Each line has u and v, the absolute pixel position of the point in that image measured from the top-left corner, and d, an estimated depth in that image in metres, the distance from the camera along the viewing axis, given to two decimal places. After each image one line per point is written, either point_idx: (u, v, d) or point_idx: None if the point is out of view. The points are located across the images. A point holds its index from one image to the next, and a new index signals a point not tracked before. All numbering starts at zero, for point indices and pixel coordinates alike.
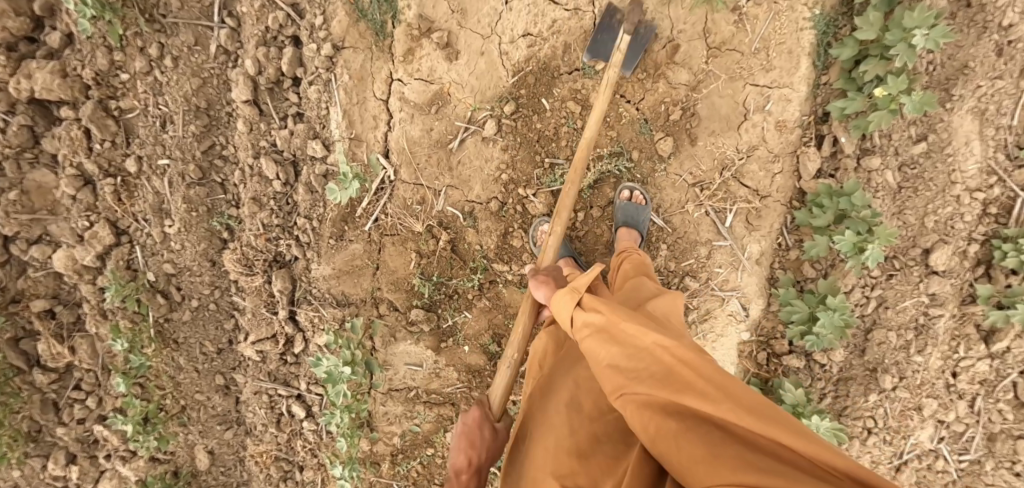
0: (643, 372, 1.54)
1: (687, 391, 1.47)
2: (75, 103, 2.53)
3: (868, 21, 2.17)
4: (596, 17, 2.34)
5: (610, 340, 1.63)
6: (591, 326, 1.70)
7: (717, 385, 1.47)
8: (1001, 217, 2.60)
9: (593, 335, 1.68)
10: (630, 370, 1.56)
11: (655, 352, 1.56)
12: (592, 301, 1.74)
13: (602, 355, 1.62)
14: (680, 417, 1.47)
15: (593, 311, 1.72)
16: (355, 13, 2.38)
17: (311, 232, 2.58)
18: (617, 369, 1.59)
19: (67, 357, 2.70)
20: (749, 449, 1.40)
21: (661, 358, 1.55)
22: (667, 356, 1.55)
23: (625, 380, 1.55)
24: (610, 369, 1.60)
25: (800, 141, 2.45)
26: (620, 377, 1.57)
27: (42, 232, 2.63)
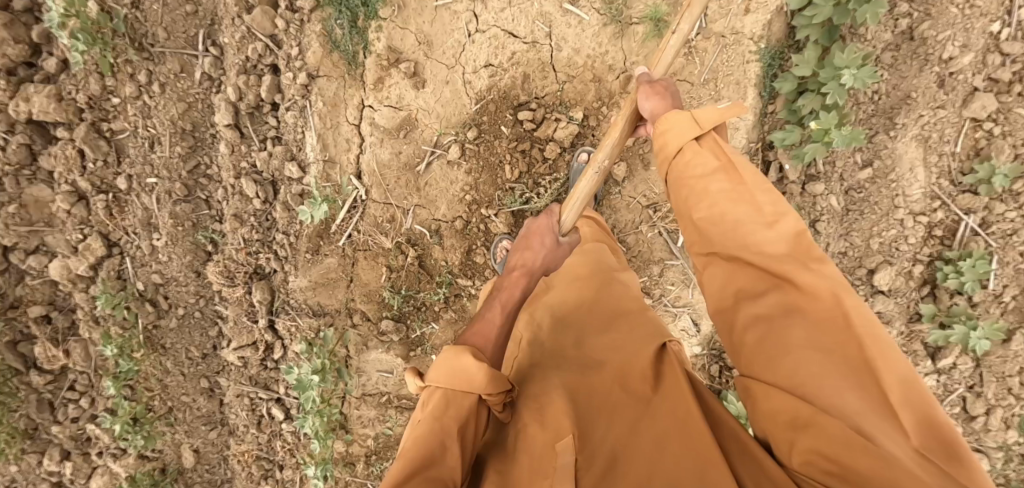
0: (743, 228, 1.58)
1: (793, 266, 1.48)
2: (70, 125, 2.72)
3: (805, 58, 2.33)
4: (553, 50, 2.50)
5: (718, 193, 1.66)
6: (703, 170, 1.72)
7: (826, 280, 1.46)
8: (945, 239, 2.70)
9: (704, 178, 1.70)
10: (732, 225, 1.60)
11: (762, 212, 1.59)
12: (709, 150, 1.75)
13: (701, 205, 1.66)
14: (766, 296, 1.51)
15: (707, 160, 1.73)
16: (329, 44, 2.54)
17: (288, 247, 2.75)
18: (719, 227, 1.62)
19: (61, 360, 2.89)
20: (832, 351, 1.42)
21: (787, 239, 1.53)
22: (774, 227, 1.56)
23: (721, 237, 1.60)
24: (705, 223, 1.65)
25: (748, 167, 2.58)
26: (713, 235, 1.63)
27: (39, 243, 2.82)
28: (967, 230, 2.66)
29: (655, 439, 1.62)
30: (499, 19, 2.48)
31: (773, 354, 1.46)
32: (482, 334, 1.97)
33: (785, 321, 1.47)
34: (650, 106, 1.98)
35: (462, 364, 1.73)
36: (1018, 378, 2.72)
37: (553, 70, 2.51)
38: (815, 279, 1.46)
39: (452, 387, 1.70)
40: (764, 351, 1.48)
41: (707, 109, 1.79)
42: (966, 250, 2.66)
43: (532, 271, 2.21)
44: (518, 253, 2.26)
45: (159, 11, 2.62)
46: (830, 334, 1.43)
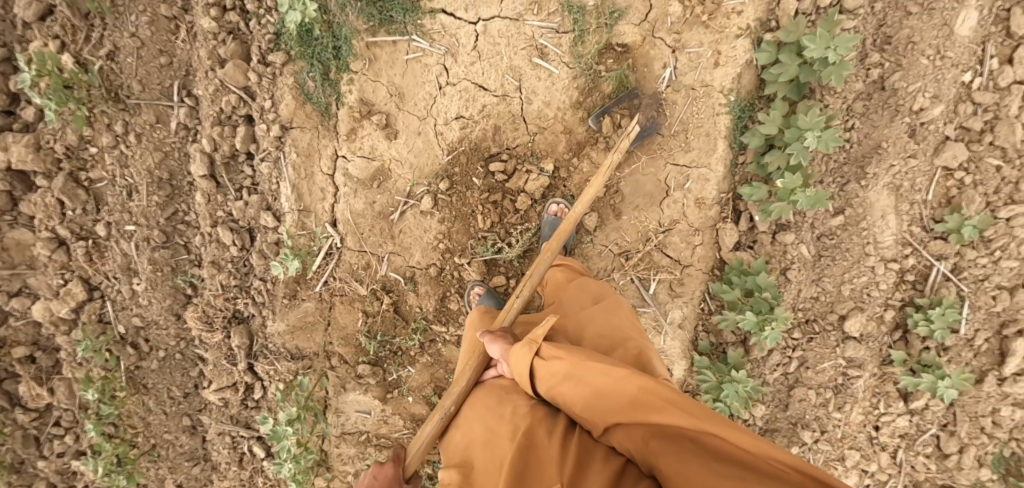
0: (611, 399, 1.80)
1: (662, 412, 1.71)
2: (48, 174, 2.75)
3: (771, 117, 2.36)
4: (523, 103, 2.51)
5: (578, 385, 1.86)
6: (559, 375, 1.91)
7: (680, 408, 1.70)
8: (917, 284, 2.68)
9: (562, 382, 1.90)
10: (602, 398, 1.82)
11: (613, 378, 1.82)
12: (554, 351, 1.97)
13: (574, 400, 1.86)
14: (655, 439, 1.71)
15: (555, 360, 1.94)
16: (301, 96, 2.56)
17: (266, 293, 2.78)
18: (592, 405, 1.83)
19: (46, 398, 2.95)
20: (714, 459, 1.63)
21: (639, 383, 1.78)
22: (632, 385, 1.78)
23: (602, 414, 1.81)
24: (585, 409, 1.85)
25: (719, 216, 2.60)
26: (599, 410, 1.82)
27: (22, 285, 2.87)
28: (939, 275, 2.64)
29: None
30: (469, 73, 2.49)
31: (683, 474, 1.62)
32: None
33: (678, 450, 1.66)
34: (497, 349, 2.13)
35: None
36: (991, 418, 2.71)
37: (524, 122, 2.53)
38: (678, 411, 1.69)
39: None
40: (676, 478, 1.63)
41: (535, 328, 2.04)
42: (937, 296, 2.64)
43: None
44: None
45: (134, 63, 2.64)
46: (709, 443, 1.64)
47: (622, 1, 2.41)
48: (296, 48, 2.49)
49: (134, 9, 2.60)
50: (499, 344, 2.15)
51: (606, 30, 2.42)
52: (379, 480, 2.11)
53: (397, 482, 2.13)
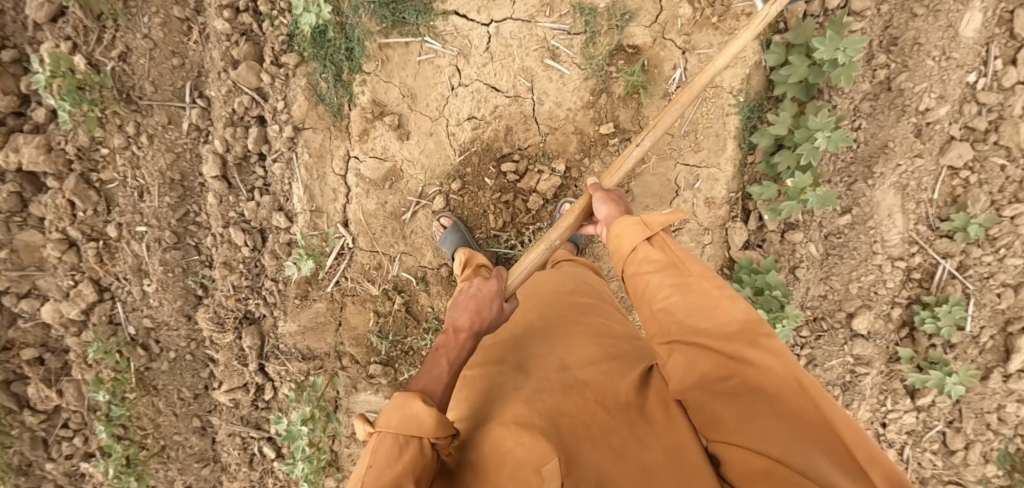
0: (704, 321, 1.66)
1: (750, 348, 1.55)
2: (59, 175, 2.76)
3: (782, 117, 2.38)
4: (535, 103, 2.52)
5: (671, 283, 1.77)
6: (657, 264, 1.84)
7: (773, 355, 1.54)
8: (924, 282, 2.71)
9: (658, 272, 1.82)
10: (685, 316, 1.70)
11: (710, 295, 1.70)
12: (665, 247, 1.88)
13: (659, 295, 1.78)
14: (728, 380, 1.58)
15: (656, 256, 1.85)
16: (314, 97, 2.58)
17: (278, 293, 2.79)
18: (673, 312, 1.72)
19: (54, 400, 2.96)
20: (780, 413, 1.50)
21: (732, 316, 1.63)
22: (729, 316, 1.63)
23: (679, 326, 1.69)
24: (662, 312, 1.75)
25: (728, 216, 2.62)
26: (675, 324, 1.70)
27: (31, 286, 2.88)
28: (945, 273, 2.67)
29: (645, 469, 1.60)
30: (482, 74, 2.50)
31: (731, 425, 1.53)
32: (431, 379, 1.80)
33: (743, 393, 1.55)
34: (606, 210, 2.14)
35: (413, 409, 1.61)
36: (996, 414, 2.74)
37: (536, 123, 2.54)
38: (767, 359, 1.53)
39: (400, 433, 1.58)
40: (725, 423, 1.55)
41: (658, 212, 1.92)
42: (943, 294, 2.67)
43: (477, 324, 2.03)
44: (457, 306, 2.07)
45: (147, 64, 2.65)
46: (781, 399, 1.51)
47: (633, 3, 2.42)
48: (309, 50, 2.51)
49: (146, 10, 2.61)
50: (608, 206, 2.17)
51: (616, 32, 2.44)
52: (483, 293, 2.12)
53: (496, 301, 2.14)
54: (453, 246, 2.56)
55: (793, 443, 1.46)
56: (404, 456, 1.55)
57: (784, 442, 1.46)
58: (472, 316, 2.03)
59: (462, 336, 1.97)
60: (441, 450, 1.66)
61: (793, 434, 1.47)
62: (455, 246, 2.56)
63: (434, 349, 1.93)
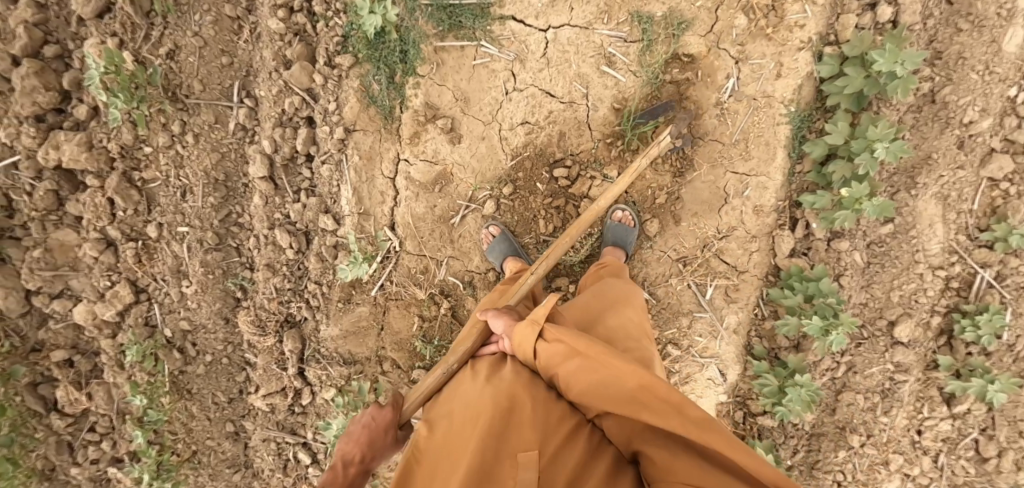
0: (609, 393, 1.80)
1: (661, 417, 1.71)
2: (100, 173, 2.73)
3: (837, 127, 2.42)
4: (589, 110, 2.54)
5: (579, 368, 1.85)
6: (559, 356, 1.90)
7: (674, 409, 1.71)
8: (962, 291, 2.74)
9: (564, 362, 1.89)
10: (599, 389, 1.82)
11: (610, 365, 1.84)
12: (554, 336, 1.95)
13: (571, 384, 1.87)
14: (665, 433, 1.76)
15: (556, 342, 1.92)
16: (366, 98, 2.56)
17: (321, 296, 2.76)
18: (587, 390, 1.84)
19: (83, 403, 3.02)
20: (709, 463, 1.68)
21: (638, 384, 1.78)
22: (638, 385, 1.78)
23: (599, 400, 1.82)
24: (581, 396, 1.86)
25: (775, 224, 2.65)
26: (591, 399, 1.84)
27: (64, 287, 2.93)
28: (983, 282, 2.71)
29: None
30: (538, 79, 2.52)
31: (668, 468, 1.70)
32: None
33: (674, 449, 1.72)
34: (500, 324, 2.12)
35: None
36: None
37: (588, 129, 2.56)
38: (675, 412, 1.71)
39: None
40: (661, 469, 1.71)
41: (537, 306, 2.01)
42: (983, 303, 2.70)
43: (368, 453, 2.04)
44: (348, 439, 2.06)
45: (196, 63, 2.62)
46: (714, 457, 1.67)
47: (689, 12, 2.46)
48: (363, 52, 2.50)
49: (197, 8, 2.59)
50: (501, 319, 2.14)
51: (671, 40, 2.47)
52: (378, 420, 2.13)
53: (393, 429, 2.14)
54: (502, 255, 2.58)
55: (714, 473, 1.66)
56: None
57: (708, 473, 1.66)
58: (363, 449, 2.04)
59: (351, 469, 2.00)
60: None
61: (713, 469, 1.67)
62: (503, 255, 2.58)
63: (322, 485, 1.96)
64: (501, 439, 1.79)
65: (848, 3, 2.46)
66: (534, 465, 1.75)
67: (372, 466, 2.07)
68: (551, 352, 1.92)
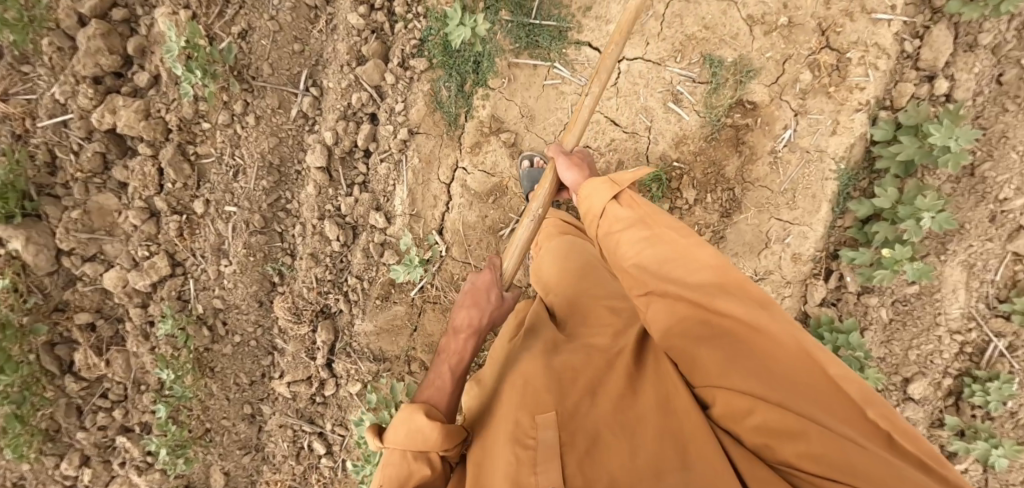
0: (676, 276, 1.68)
1: (718, 301, 1.60)
2: (153, 142, 2.72)
3: (886, 193, 2.50)
4: (650, 142, 2.61)
5: (637, 243, 1.80)
6: (623, 224, 1.87)
7: (748, 303, 1.58)
8: (974, 356, 2.86)
9: (627, 230, 1.85)
10: (665, 266, 1.71)
11: (680, 247, 1.72)
12: (618, 222, 1.89)
13: (625, 255, 1.80)
14: (704, 325, 1.63)
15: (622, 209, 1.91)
16: (433, 103, 2.59)
17: (360, 291, 2.77)
18: (645, 267, 1.75)
19: (102, 369, 2.99)
20: (770, 369, 1.54)
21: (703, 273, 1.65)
22: (705, 268, 1.65)
23: (658, 277, 1.70)
24: (636, 269, 1.76)
25: (811, 272, 2.73)
26: (648, 274, 1.73)
27: (98, 250, 2.89)
28: (995, 351, 2.82)
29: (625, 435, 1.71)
30: (605, 107, 2.59)
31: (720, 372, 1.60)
32: (433, 392, 2.02)
33: (731, 350, 1.59)
34: (571, 178, 2.12)
35: (416, 423, 1.86)
36: None
37: (647, 161, 2.62)
38: (744, 307, 1.57)
39: (409, 447, 1.86)
40: (713, 373, 1.61)
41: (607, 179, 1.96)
42: (993, 371, 2.81)
43: (474, 326, 2.13)
44: (459, 306, 2.17)
45: (268, 46, 2.62)
46: (773, 358, 1.55)
47: (758, 60, 2.54)
48: (438, 57, 2.54)
49: None
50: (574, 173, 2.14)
51: (738, 86, 2.55)
52: (479, 284, 2.21)
53: (495, 290, 2.22)
54: None
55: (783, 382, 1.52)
56: (416, 464, 1.84)
57: (773, 387, 1.52)
58: (471, 314, 2.14)
59: (461, 337, 2.12)
60: (449, 459, 1.91)
61: (783, 381, 1.53)
62: None
63: (436, 358, 2.11)
64: (524, 402, 1.81)
65: (907, 72, 2.57)
66: (554, 425, 1.74)
67: (485, 331, 2.16)
68: (619, 217, 1.91)
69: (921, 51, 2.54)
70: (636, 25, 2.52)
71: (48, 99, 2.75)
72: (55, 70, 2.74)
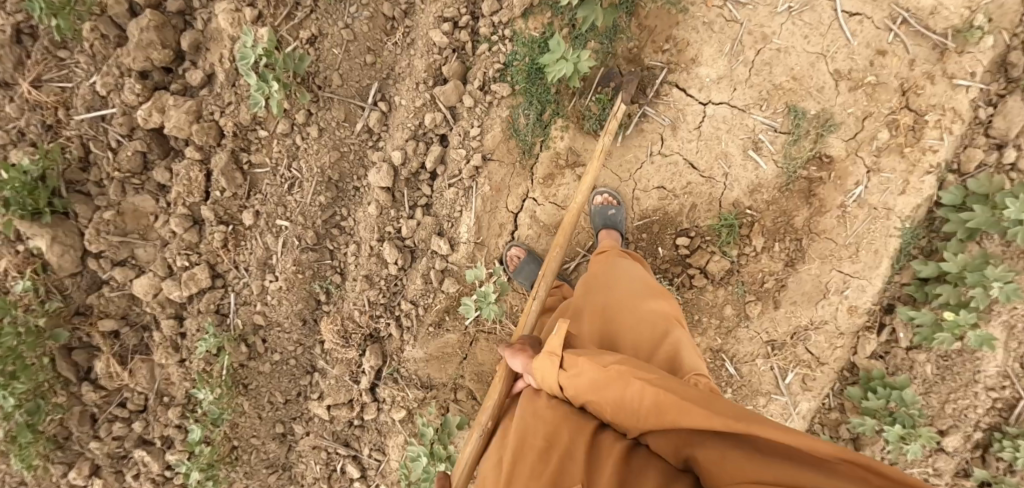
0: (636, 412, 1.73)
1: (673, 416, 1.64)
2: (203, 147, 2.54)
3: (955, 257, 2.54)
4: (725, 188, 2.64)
5: (593, 391, 1.81)
6: (580, 381, 1.85)
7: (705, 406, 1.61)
8: (1003, 411, 2.73)
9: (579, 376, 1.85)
10: (625, 407, 1.75)
11: (627, 381, 1.75)
12: (572, 364, 1.89)
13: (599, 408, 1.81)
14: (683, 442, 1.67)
15: (572, 368, 1.88)
16: (510, 130, 2.50)
17: (414, 317, 2.67)
18: (617, 415, 1.78)
19: (123, 379, 2.74)
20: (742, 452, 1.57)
21: (648, 389, 1.70)
22: (644, 399, 1.70)
23: (626, 421, 1.76)
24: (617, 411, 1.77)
25: (865, 324, 2.74)
26: (626, 414, 1.76)
27: (129, 255, 2.66)
28: None
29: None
30: (684, 149, 2.63)
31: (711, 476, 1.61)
32: None
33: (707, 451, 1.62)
34: (519, 363, 2.11)
35: None
36: None
37: (719, 206, 2.65)
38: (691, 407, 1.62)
39: None
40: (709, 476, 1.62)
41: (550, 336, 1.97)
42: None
43: None
44: None
45: (340, 55, 2.48)
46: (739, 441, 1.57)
47: (840, 115, 2.54)
48: (521, 84, 2.44)
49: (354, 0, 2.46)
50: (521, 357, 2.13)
51: (818, 139, 2.55)
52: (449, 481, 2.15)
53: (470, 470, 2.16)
54: (530, 278, 2.55)
55: (778, 468, 1.50)
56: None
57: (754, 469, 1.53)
58: None
59: None
60: None
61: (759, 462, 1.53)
62: (532, 278, 2.54)
63: None
64: None
65: (977, 137, 2.57)
66: None
67: None
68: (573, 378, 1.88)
69: (994, 119, 2.53)
70: (726, 70, 2.54)
71: (86, 89, 2.53)
72: (97, 59, 2.51)
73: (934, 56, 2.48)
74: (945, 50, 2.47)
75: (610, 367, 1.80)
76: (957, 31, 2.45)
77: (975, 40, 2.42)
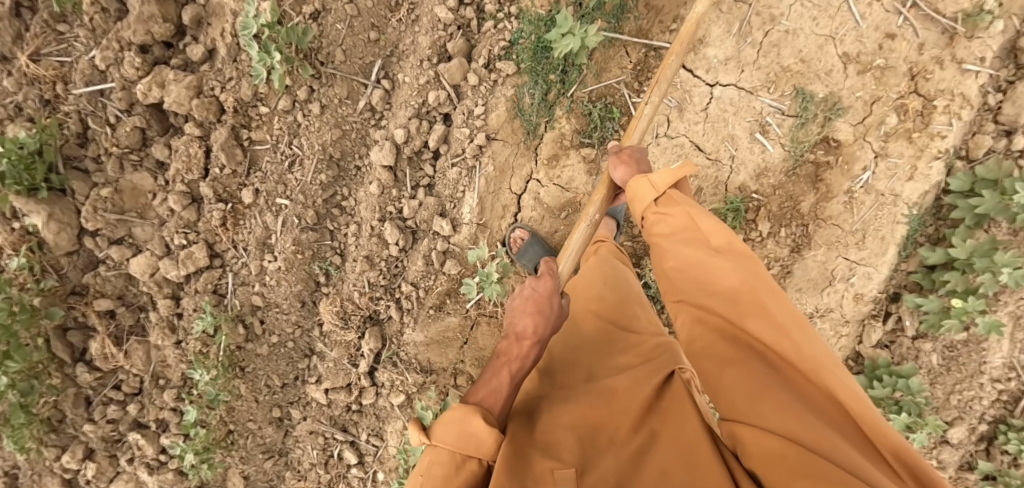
0: (714, 284, 1.66)
1: (759, 306, 1.56)
2: (204, 123, 2.51)
3: (963, 243, 2.50)
4: (731, 172, 2.61)
5: (685, 246, 1.77)
6: (671, 232, 1.84)
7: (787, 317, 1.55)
8: (1008, 404, 2.71)
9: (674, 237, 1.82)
10: (707, 275, 1.68)
11: (722, 253, 1.70)
12: (668, 205, 1.91)
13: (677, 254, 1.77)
14: (733, 344, 1.59)
15: (670, 221, 1.86)
16: (515, 109, 2.47)
17: (415, 300, 2.63)
18: (693, 280, 1.71)
19: (118, 360, 2.68)
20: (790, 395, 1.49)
21: (748, 269, 1.64)
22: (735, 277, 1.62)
23: (699, 290, 1.69)
24: (677, 271, 1.76)
25: (870, 312, 2.70)
26: (687, 289, 1.72)
27: (126, 233, 2.62)
28: None
29: (655, 471, 1.57)
30: (691, 130, 2.61)
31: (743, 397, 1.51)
32: (489, 393, 1.75)
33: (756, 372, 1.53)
34: (621, 173, 2.13)
35: (471, 426, 1.60)
36: None
37: (725, 190, 2.63)
38: (772, 309, 1.55)
39: (459, 449, 1.58)
40: (737, 400, 1.52)
41: (663, 171, 1.97)
42: None
43: (541, 334, 1.85)
44: (516, 311, 1.90)
45: (342, 31, 2.45)
46: (795, 382, 1.50)
47: (847, 99, 2.51)
48: (526, 62, 2.41)
49: None
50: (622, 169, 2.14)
51: (826, 123, 2.53)
52: (540, 291, 1.94)
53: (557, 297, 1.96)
54: (535, 259, 2.51)
55: (813, 426, 1.43)
56: (463, 473, 1.57)
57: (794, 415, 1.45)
58: (536, 320, 1.86)
59: (526, 344, 1.83)
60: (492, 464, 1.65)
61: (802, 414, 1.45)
62: (536, 259, 2.51)
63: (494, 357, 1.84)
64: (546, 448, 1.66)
65: (985, 124, 2.53)
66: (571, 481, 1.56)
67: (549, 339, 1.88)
68: (668, 224, 1.87)
69: (1002, 105, 2.51)
70: (733, 51, 2.53)
71: (85, 63, 2.49)
72: (97, 33, 2.48)
73: (944, 41, 2.45)
74: (954, 34, 2.44)
75: (716, 245, 1.73)
76: (966, 15, 2.42)
77: (985, 24, 2.39)
